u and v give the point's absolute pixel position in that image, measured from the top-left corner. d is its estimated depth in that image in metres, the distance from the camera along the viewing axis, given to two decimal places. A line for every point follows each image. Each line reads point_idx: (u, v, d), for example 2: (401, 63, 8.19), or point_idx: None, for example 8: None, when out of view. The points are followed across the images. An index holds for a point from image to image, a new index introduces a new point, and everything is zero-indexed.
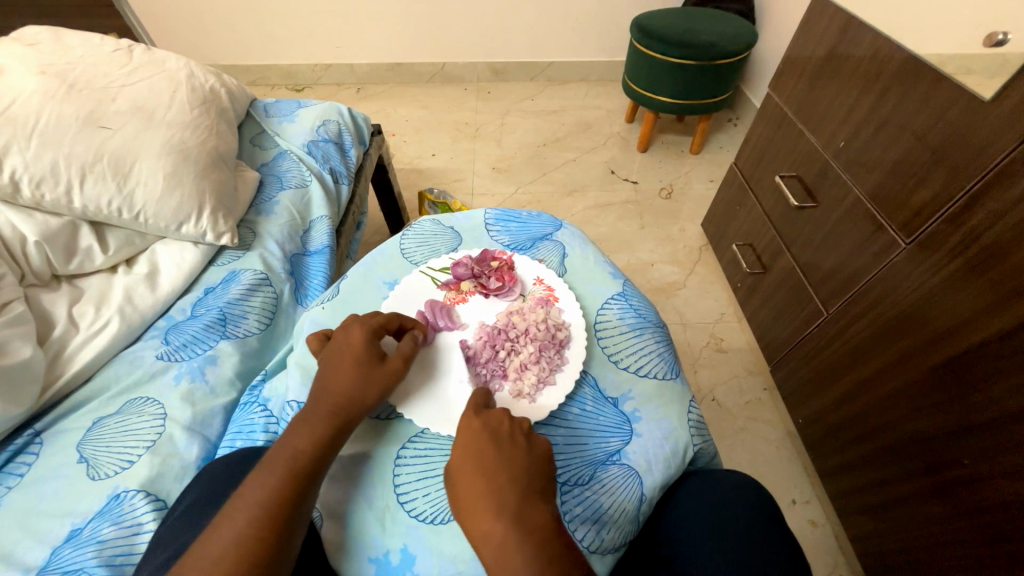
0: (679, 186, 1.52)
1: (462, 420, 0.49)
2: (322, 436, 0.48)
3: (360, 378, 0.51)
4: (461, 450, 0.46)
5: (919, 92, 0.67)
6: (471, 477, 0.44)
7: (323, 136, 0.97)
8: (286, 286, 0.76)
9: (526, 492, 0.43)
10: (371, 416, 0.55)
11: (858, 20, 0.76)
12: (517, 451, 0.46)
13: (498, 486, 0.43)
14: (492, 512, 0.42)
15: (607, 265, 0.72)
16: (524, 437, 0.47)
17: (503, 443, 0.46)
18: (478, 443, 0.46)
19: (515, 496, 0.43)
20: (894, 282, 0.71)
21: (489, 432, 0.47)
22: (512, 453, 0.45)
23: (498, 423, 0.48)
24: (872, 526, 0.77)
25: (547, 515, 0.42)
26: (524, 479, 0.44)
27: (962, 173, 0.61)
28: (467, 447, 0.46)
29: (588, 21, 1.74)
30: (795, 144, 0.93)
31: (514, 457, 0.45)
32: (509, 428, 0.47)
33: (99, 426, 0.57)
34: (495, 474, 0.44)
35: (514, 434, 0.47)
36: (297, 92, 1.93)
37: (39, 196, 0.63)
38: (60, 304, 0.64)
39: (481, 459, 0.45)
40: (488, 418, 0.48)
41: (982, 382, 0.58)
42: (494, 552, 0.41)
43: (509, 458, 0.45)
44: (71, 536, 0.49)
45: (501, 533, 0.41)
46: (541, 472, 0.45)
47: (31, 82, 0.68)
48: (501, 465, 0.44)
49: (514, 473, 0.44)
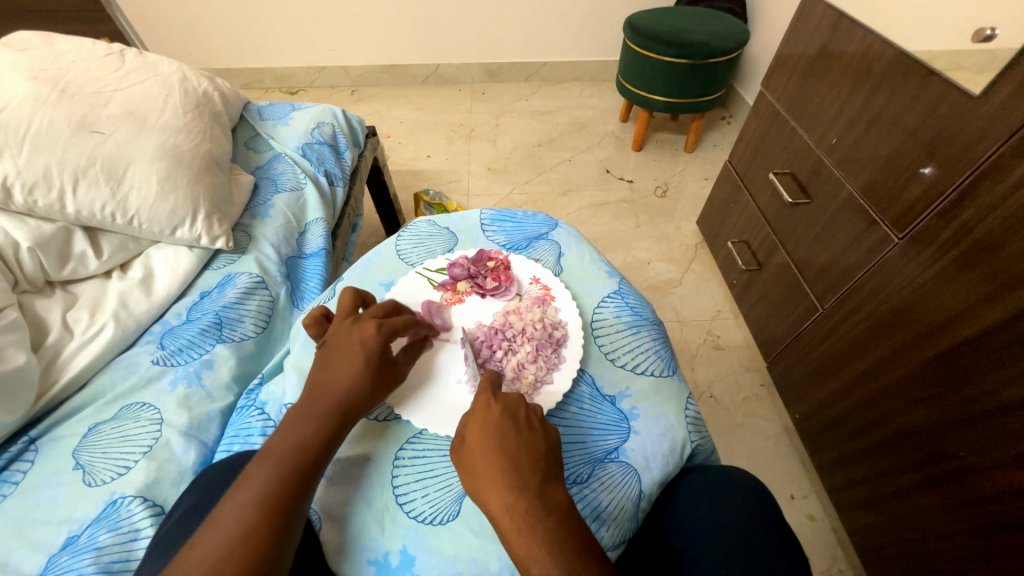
0: (674, 184, 1.52)
1: (479, 402, 0.48)
2: (316, 435, 0.47)
3: (336, 380, 0.50)
4: (479, 431, 0.46)
5: (909, 88, 0.68)
6: (489, 458, 0.44)
7: (317, 138, 0.97)
8: (282, 289, 0.76)
9: (546, 475, 0.43)
10: (369, 418, 0.55)
11: (847, 18, 0.77)
12: (535, 435, 0.46)
13: (518, 467, 0.43)
14: (512, 492, 0.42)
15: (602, 263, 0.72)
16: (540, 423, 0.47)
17: (522, 426, 0.46)
18: (498, 425, 0.46)
19: (537, 478, 0.43)
20: (887, 277, 0.71)
21: (508, 416, 0.46)
22: (531, 437, 0.45)
23: (516, 407, 0.47)
24: (869, 520, 0.77)
25: (563, 500, 0.42)
26: (545, 462, 0.44)
27: (953, 169, 0.62)
28: (487, 428, 0.46)
29: (582, 21, 1.74)
30: (788, 141, 0.94)
31: (533, 442, 0.45)
32: (526, 414, 0.47)
33: (95, 432, 0.56)
34: (517, 456, 0.44)
35: (531, 420, 0.47)
36: (291, 95, 1.92)
37: (32, 201, 0.63)
38: (54, 310, 0.63)
39: (500, 440, 0.45)
40: (506, 402, 0.48)
41: (976, 375, 0.58)
42: (514, 533, 0.40)
43: (529, 442, 0.45)
44: (68, 543, 0.49)
45: (523, 511, 0.41)
46: (555, 461, 0.45)
47: (22, 87, 0.68)
48: (520, 448, 0.44)
49: (533, 455, 0.44)
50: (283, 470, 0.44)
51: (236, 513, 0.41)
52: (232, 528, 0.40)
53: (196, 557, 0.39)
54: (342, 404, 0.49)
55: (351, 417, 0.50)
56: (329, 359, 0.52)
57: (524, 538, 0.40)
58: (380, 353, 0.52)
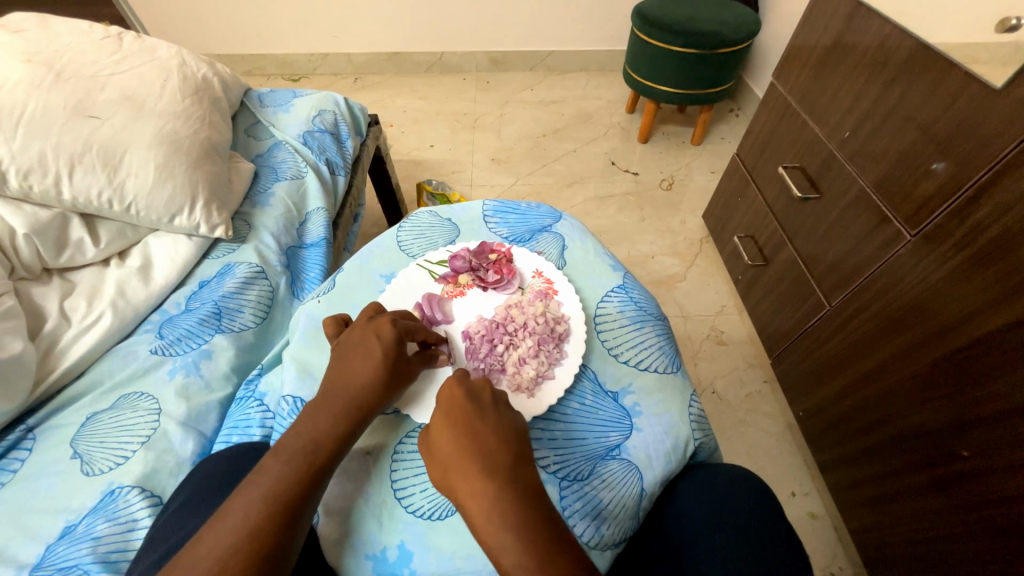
0: (680, 177, 1.50)
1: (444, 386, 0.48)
2: (335, 429, 0.47)
3: (352, 378, 0.50)
4: (444, 416, 0.46)
5: (927, 81, 0.66)
6: (461, 441, 0.44)
7: (318, 126, 0.96)
8: (282, 279, 0.75)
9: (515, 456, 0.43)
10: (389, 410, 0.54)
11: (864, 8, 0.75)
12: (501, 418, 0.46)
13: (488, 450, 0.43)
14: (485, 477, 0.41)
15: (607, 257, 0.71)
16: (506, 408, 0.47)
17: (489, 412, 0.46)
18: (462, 407, 0.46)
19: (507, 461, 0.42)
20: (899, 275, 0.70)
21: (473, 400, 0.47)
22: (498, 421, 0.46)
23: (480, 391, 0.48)
24: (871, 519, 0.77)
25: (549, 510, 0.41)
26: (514, 443, 0.44)
27: (971, 165, 0.60)
28: (452, 412, 0.46)
29: (589, 9, 1.71)
30: (799, 133, 0.92)
31: (502, 425, 0.45)
32: (492, 398, 0.48)
33: (93, 421, 0.56)
34: (487, 441, 0.44)
35: (496, 403, 0.47)
36: (294, 82, 1.91)
37: (28, 186, 0.62)
38: (52, 298, 0.63)
39: (469, 424, 0.45)
40: (471, 385, 0.48)
41: (986, 376, 0.57)
42: (483, 519, 0.40)
43: (497, 425, 0.45)
44: (66, 532, 0.49)
45: (492, 498, 0.40)
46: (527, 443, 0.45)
47: (16, 70, 0.66)
48: (490, 433, 0.44)
49: (505, 439, 0.44)
50: (300, 464, 0.44)
51: (246, 508, 0.40)
52: (248, 518, 0.40)
53: (208, 546, 0.38)
54: (357, 401, 0.49)
55: (369, 411, 0.49)
56: (344, 355, 0.51)
57: (493, 527, 0.39)
58: (394, 347, 0.52)
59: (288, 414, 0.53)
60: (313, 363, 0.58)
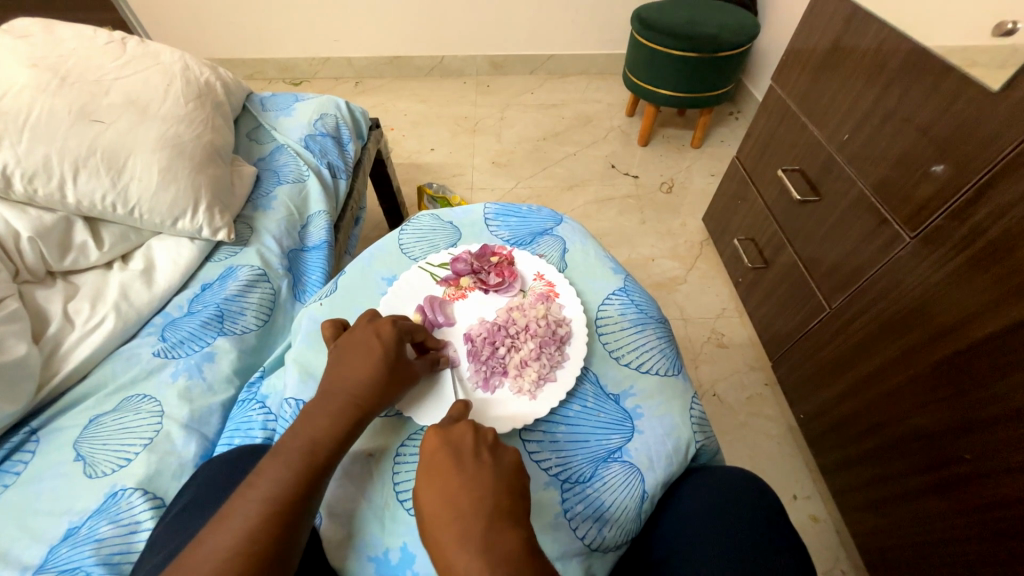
0: (680, 180, 1.51)
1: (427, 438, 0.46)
2: (340, 430, 0.47)
3: (351, 378, 0.50)
4: (425, 474, 0.44)
5: (925, 84, 0.66)
6: (446, 484, 0.42)
7: (320, 130, 0.96)
8: (284, 282, 0.76)
9: (509, 480, 0.43)
10: (385, 415, 0.54)
11: (862, 12, 0.75)
12: (484, 467, 0.43)
13: (465, 503, 0.41)
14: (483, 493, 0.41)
15: (607, 259, 0.71)
16: (490, 453, 0.45)
17: (469, 461, 0.44)
18: (441, 461, 0.44)
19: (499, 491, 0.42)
20: (897, 277, 0.70)
21: (452, 452, 0.44)
22: (478, 470, 0.43)
23: (460, 439, 0.46)
24: (873, 522, 0.77)
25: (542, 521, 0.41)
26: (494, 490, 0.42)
27: (969, 168, 0.60)
28: (431, 463, 0.44)
29: (589, 12, 1.72)
30: (798, 137, 0.93)
31: (482, 474, 0.43)
32: (473, 445, 0.45)
33: (96, 424, 0.56)
34: (466, 489, 0.42)
35: (479, 451, 0.45)
36: (294, 86, 1.92)
37: (32, 190, 0.63)
38: (56, 301, 0.63)
39: (447, 477, 0.43)
40: (451, 435, 0.46)
41: (986, 379, 0.57)
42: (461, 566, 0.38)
43: (477, 473, 0.43)
44: (68, 534, 0.49)
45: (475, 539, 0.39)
46: (512, 483, 0.43)
47: (21, 75, 0.67)
48: (469, 481, 0.42)
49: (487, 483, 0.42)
50: (305, 466, 0.44)
51: (250, 509, 0.41)
52: (250, 522, 0.40)
53: (214, 549, 0.38)
54: (360, 398, 0.49)
55: (370, 411, 0.49)
56: (344, 355, 0.52)
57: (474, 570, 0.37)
58: (394, 349, 0.52)
59: (291, 416, 0.54)
60: (316, 366, 0.58)
